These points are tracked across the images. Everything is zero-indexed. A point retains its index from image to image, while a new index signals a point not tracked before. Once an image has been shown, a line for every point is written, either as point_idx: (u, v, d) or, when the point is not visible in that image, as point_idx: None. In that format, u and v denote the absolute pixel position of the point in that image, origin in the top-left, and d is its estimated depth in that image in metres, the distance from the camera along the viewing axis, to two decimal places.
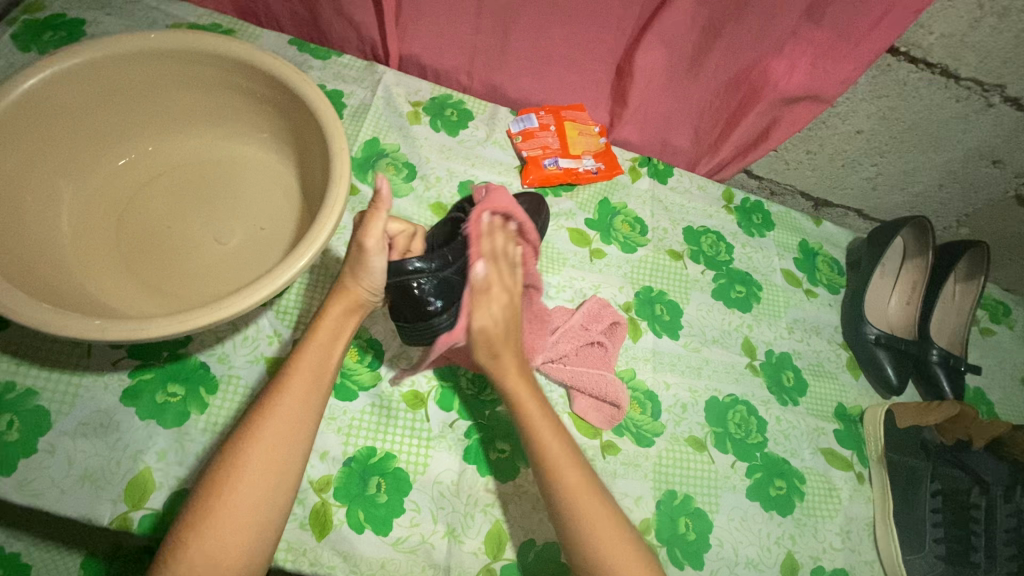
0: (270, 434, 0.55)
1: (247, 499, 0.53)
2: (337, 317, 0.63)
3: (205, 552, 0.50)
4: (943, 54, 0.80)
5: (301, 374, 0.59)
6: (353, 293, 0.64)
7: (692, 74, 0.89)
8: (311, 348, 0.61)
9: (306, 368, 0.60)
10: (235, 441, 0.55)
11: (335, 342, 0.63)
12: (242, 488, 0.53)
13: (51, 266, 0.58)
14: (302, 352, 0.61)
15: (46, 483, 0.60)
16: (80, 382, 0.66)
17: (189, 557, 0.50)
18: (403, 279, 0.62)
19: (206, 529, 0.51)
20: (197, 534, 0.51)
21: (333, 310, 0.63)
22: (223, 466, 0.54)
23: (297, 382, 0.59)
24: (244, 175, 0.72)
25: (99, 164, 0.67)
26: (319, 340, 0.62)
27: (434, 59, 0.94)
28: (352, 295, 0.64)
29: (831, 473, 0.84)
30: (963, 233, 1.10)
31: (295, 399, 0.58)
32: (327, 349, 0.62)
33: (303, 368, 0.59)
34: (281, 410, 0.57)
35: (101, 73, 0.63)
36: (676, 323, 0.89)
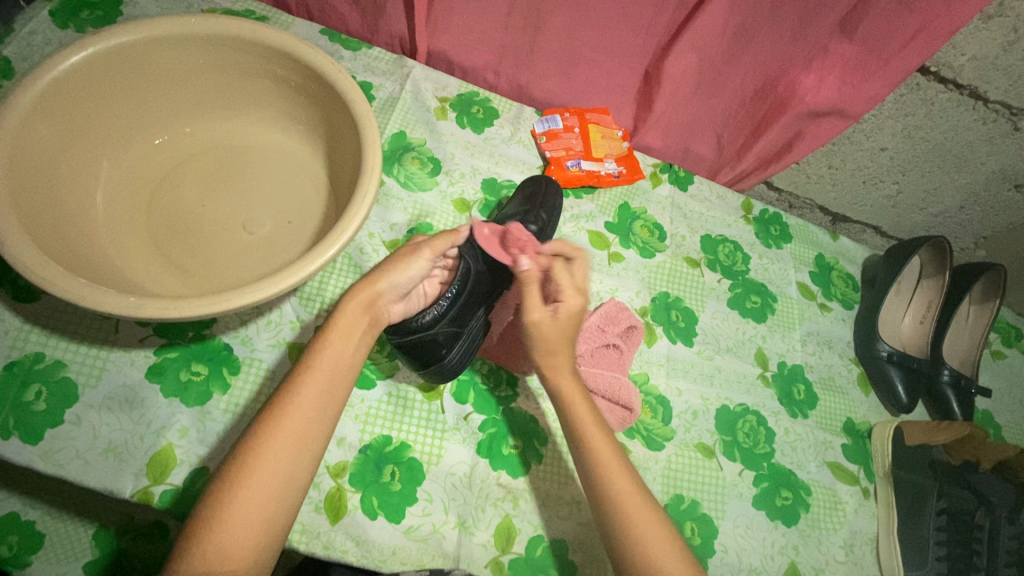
0: (291, 423, 0.55)
1: (264, 489, 0.52)
2: (357, 313, 0.61)
3: (219, 541, 0.49)
4: (973, 75, 0.80)
5: (319, 373, 0.58)
6: (369, 287, 0.61)
7: (719, 83, 0.90)
8: (331, 345, 0.59)
9: (327, 359, 0.59)
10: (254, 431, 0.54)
11: (347, 341, 0.60)
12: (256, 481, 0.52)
13: (87, 242, 0.60)
14: (320, 349, 0.59)
15: (71, 454, 0.62)
16: (107, 357, 0.67)
17: (205, 549, 0.48)
18: (417, 335, 0.66)
19: (221, 520, 0.50)
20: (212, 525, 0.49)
21: (347, 307, 0.61)
22: (244, 453, 0.53)
23: (316, 376, 0.58)
24: (275, 163, 0.73)
25: (135, 143, 0.68)
26: (342, 339, 0.60)
27: (463, 56, 0.95)
28: (370, 288, 0.62)
29: (838, 486, 0.85)
30: (979, 255, 1.10)
31: (317, 390, 0.57)
32: (344, 348, 0.60)
33: (319, 367, 0.58)
34: (301, 398, 0.56)
35: (141, 55, 0.64)
36: (690, 330, 0.90)
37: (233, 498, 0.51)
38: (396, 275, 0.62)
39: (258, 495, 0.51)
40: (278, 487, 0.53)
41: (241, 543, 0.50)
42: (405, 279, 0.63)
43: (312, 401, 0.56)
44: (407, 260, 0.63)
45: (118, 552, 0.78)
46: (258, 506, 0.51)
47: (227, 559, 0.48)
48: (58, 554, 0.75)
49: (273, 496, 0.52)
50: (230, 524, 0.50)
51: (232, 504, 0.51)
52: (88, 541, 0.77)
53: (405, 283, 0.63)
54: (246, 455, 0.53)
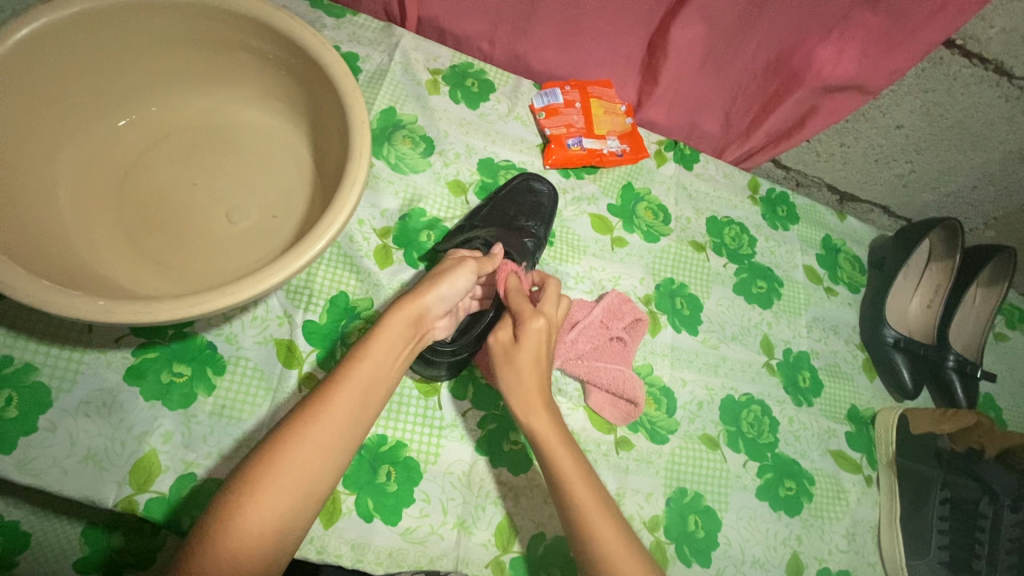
0: (321, 432, 0.51)
1: (285, 501, 0.48)
2: (402, 327, 0.58)
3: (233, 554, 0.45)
4: (1000, 49, 0.76)
5: (356, 383, 0.54)
6: (415, 304, 0.59)
7: (730, 55, 0.84)
8: (373, 354, 0.56)
9: (365, 370, 0.55)
10: (281, 434, 0.50)
11: (389, 356, 0.57)
12: (279, 489, 0.48)
13: (52, 236, 0.54)
14: (359, 360, 0.55)
15: (47, 463, 0.58)
16: (81, 358, 0.63)
17: (216, 559, 0.44)
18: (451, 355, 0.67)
19: (235, 528, 0.46)
20: (222, 536, 0.45)
21: (396, 319, 0.58)
22: (259, 461, 0.49)
23: (355, 385, 0.54)
24: (254, 143, 0.67)
25: (99, 125, 0.62)
26: (383, 348, 0.57)
27: (455, 24, 0.88)
28: (419, 302, 0.60)
29: (840, 475, 0.84)
30: (989, 236, 1.07)
31: (354, 399, 0.54)
32: (382, 364, 0.56)
33: (358, 376, 0.55)
34: (335, 405, 0.52)
35: (98, 26, 0.57)
36: (695, 318, 0.87)
37: (248, 505, 0.47)
38: (442, 287, 0.61)
39: (276, 503, 0.47)
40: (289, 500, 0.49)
41: (254, 553, 0.46)
42: (451, 291, 0.62)
43: (345, 411, 0.53)
44: (450, 273, 0.62)
45: (110, 550, 0.69)
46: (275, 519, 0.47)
47: None
48: (47, 554, 0.67)
49: (292, 509, 0.48)
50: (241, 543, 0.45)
51: (249, 511, 0.46)
52: (77, 539, 0.69)
53: (448, 296, 0.62)
54: (269, 459, 0.49)
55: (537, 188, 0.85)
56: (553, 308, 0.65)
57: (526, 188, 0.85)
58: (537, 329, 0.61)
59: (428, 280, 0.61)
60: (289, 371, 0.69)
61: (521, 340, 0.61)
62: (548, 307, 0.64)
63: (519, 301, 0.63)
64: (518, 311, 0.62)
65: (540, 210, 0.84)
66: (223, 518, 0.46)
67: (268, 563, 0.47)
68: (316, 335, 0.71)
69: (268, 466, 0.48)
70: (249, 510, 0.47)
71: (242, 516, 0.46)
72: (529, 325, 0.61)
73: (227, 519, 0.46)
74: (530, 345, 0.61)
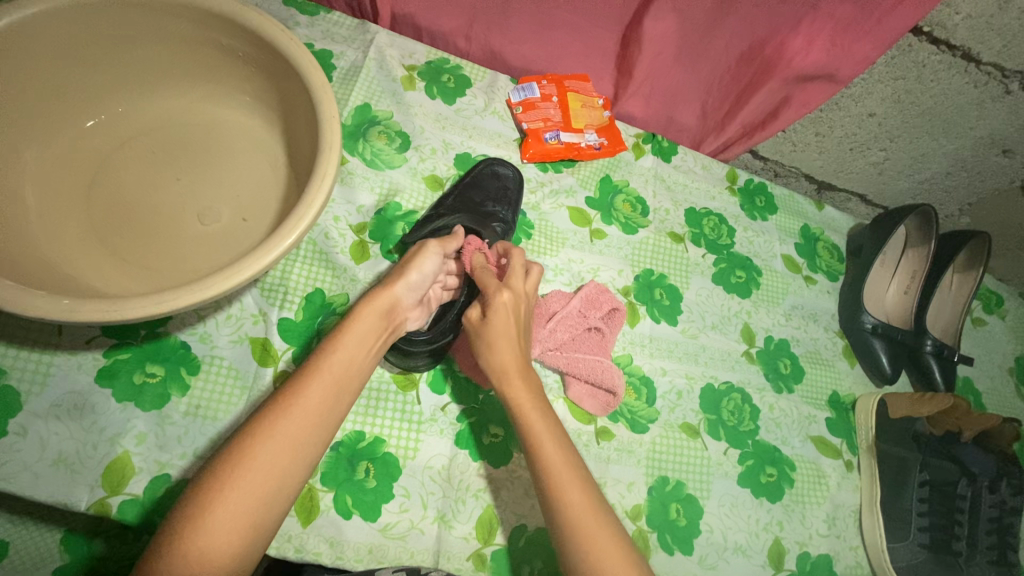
0: (292, 424, 0.51)
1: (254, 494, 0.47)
2: (373, 317, 0.59)
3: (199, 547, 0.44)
4: (967, 36, 0.77)
5: (329, 374, 0.54)
6: (388, 292, 0.61)
7: (704, 46, 0.85)
8: (342, 347, 0.56)
9: (337, 363, 0.55)
10: (251, 429, 0.50)
11: (362, 345, 0.58)
12: (249, 483, 0.47)
13: (16, 237, 0.53)
14: (331, 352, 0.56)
15: (18, 467, 0.57)
16: (52, 361, 0.62)
17: (187, 552, 0.43)
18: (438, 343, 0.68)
19: (208, 523, 0.45)
20: (195, 530, 0.44)
21: (365, 312, 0.59)
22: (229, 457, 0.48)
23: (326, 377, 0.54)
24: (225, 140, 0.67)
25: (64, 125, 0.61)
26: (354, 339, 0.57)
27: (430, 20, 0.88)
28: (390, 293, 0.61)
29: (821, 461, 0.85)
30: (964, 222, 1.08)
31: (325, 392, 0.53)
32: (354, 353, 0.57)
33: (330, 368, 0.55)
34: (308, 396, 0.52)
35: (62, 26, 0.56)
36: (675, 308, 0.88)
37: (221, 500, 0.46)
38: (411, 275, 0.63)
39: (248, 497, 0.47)
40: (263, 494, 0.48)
41: (225, 549, 0.45)
42: (422, 275, 0.64)
43: (317, 403, 0.52)
44: (418, 261, 0.64)
45: (89, 556, 0.68)
46: (245, 512, 0.47)
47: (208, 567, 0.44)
48: (22, 563, 0.66)
49: (261, 503, 0.47)
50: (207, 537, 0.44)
51: (221, 505, 0.46)
52: (54, 548, 0.67)
53: (418, 283, 0.64)
54: (241, 454, 0.48)
55: (501, 175, 0.85)
56: (519, 281, 0.65)
57: (491, 173, 0.85)
58: (504, 301, 0.61)
59: (397, 269, 0.63)
60: (266, 371, 0.68)
61: (489, 317, 0.61)
62: (515, 279, 0.64)
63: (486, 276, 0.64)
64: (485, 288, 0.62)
65: (506, 198, 0.83)
66: (194, 516, 0.45)
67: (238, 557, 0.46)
68: (291, 333, 0.71)
69: (238, 461, 0.48)
70: (221, 505, 0.46)
71: (216, 510, 0.45)
72: (494, 299, 0.61)
73: (197, 514, 0.45)
74: (501, 318, 0.61)
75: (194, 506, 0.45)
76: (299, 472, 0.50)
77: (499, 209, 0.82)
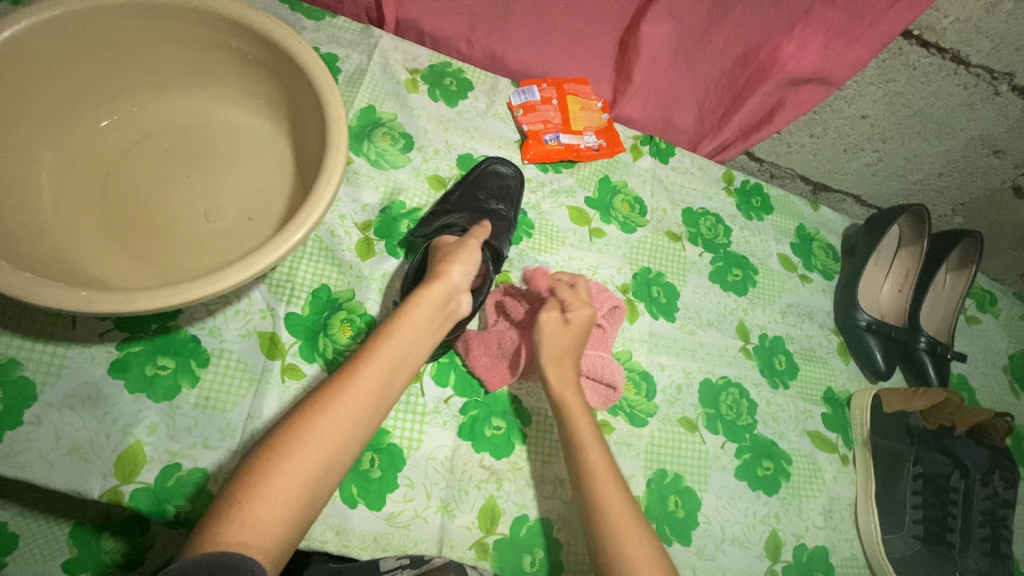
0: (350, 402, 0.53)
1: (309, 468, 0.49)
2: (429, 305, 0.61)
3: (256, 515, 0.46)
4: (956, 39, 0.79)
5: (387, 356, 0.57)
6: (445, 282, 0.63)
7: (699, 50, 0.87)
8: (400, 333, 0.58)
9: (392, 346, 0.57)
10: (309, 405, 0.52)
11: (420, 330, 0.60)
12: (307, 456, 0.49)
13: (34, 232, 0.55)
14: (390, 335, 0.58)
15: (33, 455, 0.59)
16: (66, 353, 0.64)
17: (245, 519, 0.45)
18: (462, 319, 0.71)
19: (265, 492, 0.47)
20: (250, 498, 0.46)
21: (422, 300, 0.61)
22: (290, 431, 0.50)
23: (383, 359, 0.56)
24: (234, 141, 0.69)
25: (80, 124, 0.63)
26: (411, 325, 0.59)
27: (432, 24, 0.90)
28: (447, 283, 0.63)
29: (817, 455, 0.86)
30: (957, 222, 1.10)
31: (379, 373, 0.56)
32: (413, 337, 0.59)
33: (388, 350, 0.57)
34: (366, 375, 0.55)
35: (79, 28, 0.58)
36: (672, 305, 0.89)
37: (278, 472, 0.48)
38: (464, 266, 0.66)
39: (307, 469, 0.49)
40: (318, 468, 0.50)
41: (279, 518, 0.47)
42: (471, 268, 0.66)
43: (372, 384, 0.55)
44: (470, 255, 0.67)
45: (99, 548, 0.70)
46: (300, 483, 0.48)
47: (261, 534, 0.45)
48: (33, 554, 0.68)
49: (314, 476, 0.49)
50: (262, 506, 0.46)
51: (279, 475, 0.48)
52: (65, 540, 0.69)
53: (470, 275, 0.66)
54: (301, 428, 0.50)
55: (503, 173, 0.87)
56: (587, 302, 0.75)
57: (493, 173, 0.86)
58: (581, 316, 0.72)
59: (447, 259, 0.66)
60: (273, 364, 0.70)
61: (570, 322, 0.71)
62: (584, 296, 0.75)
63: (566, 292, 0.74)
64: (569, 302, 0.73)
65: (510, 195, 0.85)
66: (249, 486, 0.47)
67: (288, 527, 0.47)
68: (297, 327, 0.73)
69: (300, 435, 0.50)
70: (278, 475, 0.48)
71: (276, 479, 0.47)
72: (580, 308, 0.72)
73: (255, 485, 0.47)
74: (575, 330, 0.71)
75: (252, 476, 0.47)
76: (347, 450, 0.52)
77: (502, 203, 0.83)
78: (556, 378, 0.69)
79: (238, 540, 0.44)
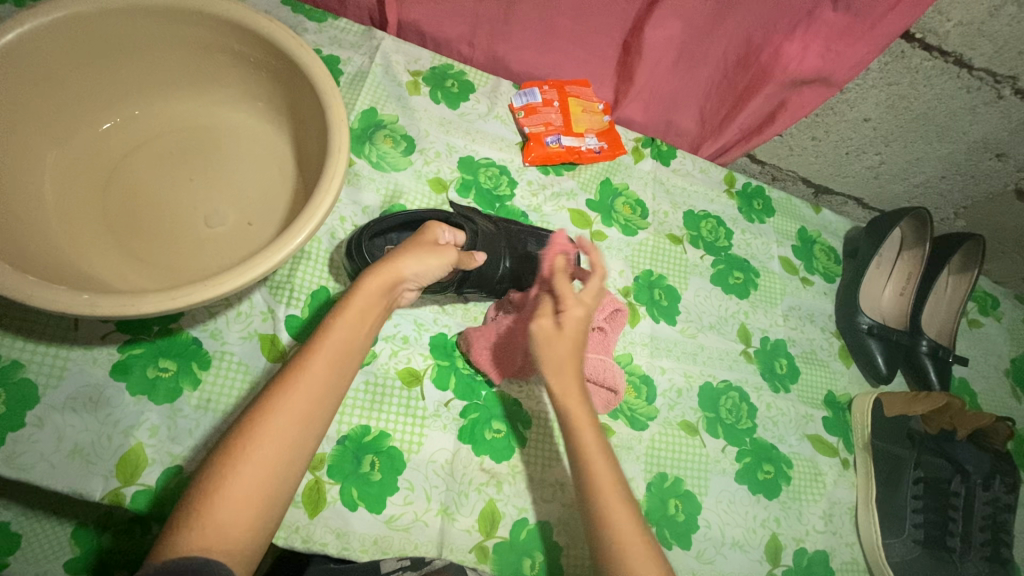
0: (299, 400, 0.52)
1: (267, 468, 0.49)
2: (373, 297, 0.60)
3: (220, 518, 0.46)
4: (959, 42, 0.79)
5: (330, 350, 0.56)
6: (389, 275, 0.61)
7: (702, 52, 0.87)
8: (343, 324, 0.58)
9: (337, 341, 0.57)
10: (258, 405, 0.52)
11: (361, 323, 0.59)
12: (263, 457, 0.49)
13: (36, 234, 0.55)
14: (332, 329, 0.57)
15: (35, 457, 0.59)
16: (68, 355, 0.64)
17: (204, 525, 0.46)
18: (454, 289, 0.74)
19: (222, 495, 0.47)
20: (212, 504, 0.47)
21: (367, 291, 0.60)
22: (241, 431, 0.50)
23: (329, 353, 0.56)
24: (235, 143, 0.69)
25: (83, 127, 0.63)
26: (354, 316, 0.59)
27: (434, 27, 0.90)
28: (394, 275, 0.62)
29: (818, 459, 0.86)
30: (959, 225, 1.10)
31: (328, 366, 0.55)
32: (355, 331, 0.58)
33: (332, 343, 0.56)
34: (312, 372, 0.54)
35: (81, 30, 0.58)
36: (673, 309, 0.89)
37: (233, 474, 0.48)
38: (420, 262, 0.64)
39: (260, 471, 0.49)
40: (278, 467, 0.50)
41: (240, 525, 0.47)
42: (427, 269, 0.64)
43: (320, 378, 0.54)
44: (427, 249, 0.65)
45: (100, 549, 0.70)
46: (260, 484, 0.49)
47: (228, 536, 0.46)
48: (35, 555, 0.68)
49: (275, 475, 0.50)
50: (228, 508, 0.47)
51: (233, 478, 0.48)
52: (66, 540, 0.69)
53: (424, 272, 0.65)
54: (251, 429, 0.50)
55: None
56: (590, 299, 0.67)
57: None
58: (577, 316, 0.65)
59: (405, 252, 0.63)
60: (274, 367, 0.70)
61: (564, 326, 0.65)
62: (586, 293, 0.67)
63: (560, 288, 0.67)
64: (563, 299, 0.66)
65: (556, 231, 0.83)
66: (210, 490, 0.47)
67: (254, 528, 0.48)
68: (298, 329, 0.73)
69: (249, 436, 0.50)
70: (233, 477, 0.48)
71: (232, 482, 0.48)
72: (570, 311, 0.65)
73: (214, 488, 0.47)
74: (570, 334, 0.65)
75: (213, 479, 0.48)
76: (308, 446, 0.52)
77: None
78: (558, 389, 0.63)
79: (198, 545, 0.45)
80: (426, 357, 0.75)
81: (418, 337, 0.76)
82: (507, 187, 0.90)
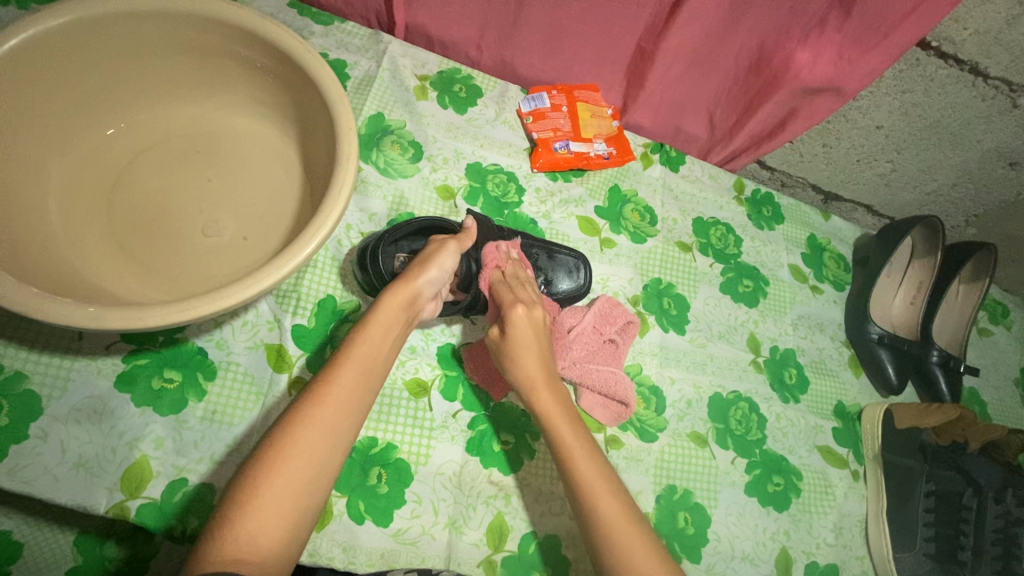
0: (328, 412, 0.52)
1: (297, 482, 0.49)
2: (394, 310, 0.60)
3: (249, 535, 0.45)
4: (975, 51, 0.77)
5: (355, 364, 0.55)
6: (406, 286, 0.61)
7: (712, 58, 0.86)
8: (368, 337, 0.58)
9: (362, 350, 0.57)
10: (286, 417, 0.51)
11: (386, 337, 0.59)
12: (291, 469, 0.49)
13: (40, 244, 0.54)
14: (356, 342, 0.57)
15: (38, 470, 0.58)
16: (72, 365, 0.63)
17: (236, 537, 0.45)
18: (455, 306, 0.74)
19: (252, 507, 0.46)
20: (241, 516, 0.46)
21: (388, 307, 0.60)
22: (270, 447, 0.49)
23: (355, 363, 0.55)
24: (243, 150, 0.68)
25: (88, 134, 0.62)
26: (378, 329, 0.59)
27: (442, 30, 0.89)
28: (410, 286, 0.61)
29: (828, 470, 0.86)
30: (969, 232, 1.09)
31: (354, 377, 0.55)
32: (378, 345, 0.58)
33: (357, 355, 0.56)
34: (337, 385, 0.53)
35: (88, 37, 0.57)
36: (682, 318, 0.88)
37: (266, 485, 0.47)
38: (432, 271, 0.63)
39: (292, 481, 0.48)
40: (309, 478, 0.49)
41: (269, 538, 0.46)
42: (437, 274, 0.64)
43: (347, 389, 0.54)
44: (437, 256, 0.65)
45: (105, 559, 0.68)
46: (291, 495, 0.48)
47: (257, 552, 0.45)
48: (38, 563, 0.66)
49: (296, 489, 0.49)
50: (256, 523, 0.46)
51: (266, 492, 0.47)
52: (70, 549, 0.67)
53: (438, 279, 0.65)
54: (280, 441, 0.50)
55: (558, 258, 0.83)
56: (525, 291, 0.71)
57: (564, 266, 0.82)
58: (520, 315, 0.67)
59: (417, 264, 0.64)
60: (281, 377, 0.69)
61: (508, 330, 0.67)
62: (521, 292, 0.70)
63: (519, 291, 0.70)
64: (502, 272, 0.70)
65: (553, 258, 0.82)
66: (241, 500, 0.47)
67: (282, 543, 0.47)
68: (304, 339, 0.72)
69: (281, 447, 0.49)
70: (266, 488, 0.47)
71: (262, 494, 0.47)
72: (511, 313, 0.67)
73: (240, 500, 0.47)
74: (520, 332, 0.67)
75: (241, 494, 0.47)
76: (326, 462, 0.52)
77: (554, 279, 0.82)
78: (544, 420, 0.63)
79: (232, 557, 0.44)
80: (434, 367, 0.75)
81: (426, 347, 0.75)
82: (515, 194, 0.89)
